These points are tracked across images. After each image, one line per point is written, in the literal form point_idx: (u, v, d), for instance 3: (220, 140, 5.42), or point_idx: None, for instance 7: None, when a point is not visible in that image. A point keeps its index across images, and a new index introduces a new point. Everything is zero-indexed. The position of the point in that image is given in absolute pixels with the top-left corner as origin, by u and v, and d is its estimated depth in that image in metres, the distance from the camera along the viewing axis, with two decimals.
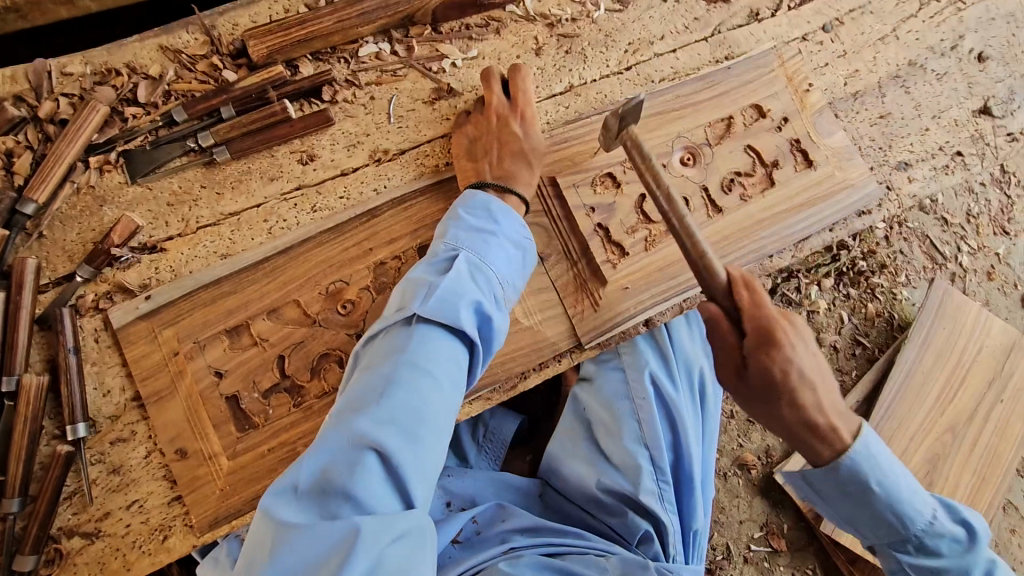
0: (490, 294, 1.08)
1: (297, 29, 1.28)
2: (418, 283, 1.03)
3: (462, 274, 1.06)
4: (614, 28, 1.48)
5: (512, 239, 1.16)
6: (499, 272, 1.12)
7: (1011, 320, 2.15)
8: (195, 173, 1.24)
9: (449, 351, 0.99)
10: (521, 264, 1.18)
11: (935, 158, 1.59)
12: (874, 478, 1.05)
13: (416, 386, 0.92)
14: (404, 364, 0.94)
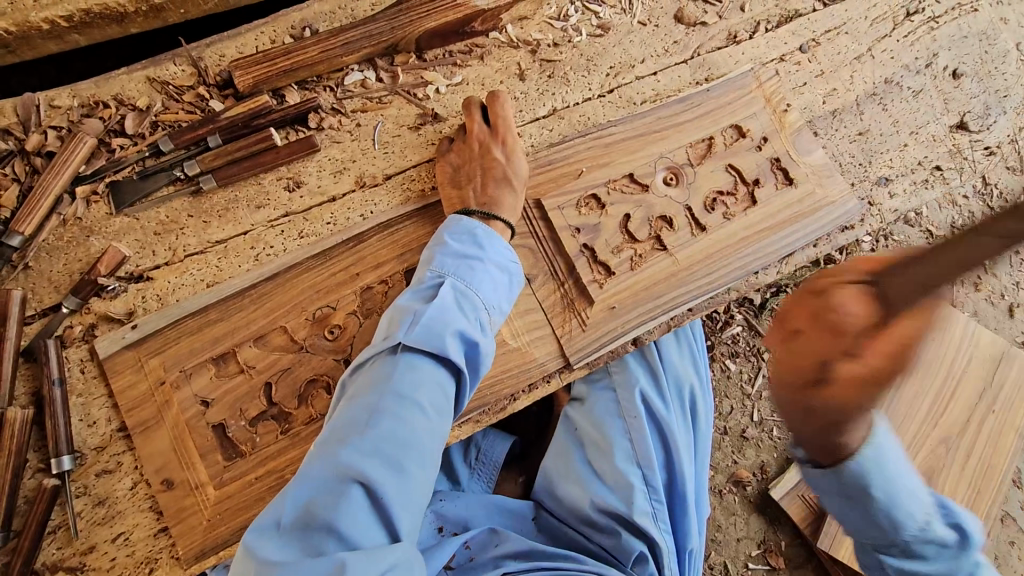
0: (476, 319, 1.09)
1: (282, 60, 1.31)
2: (404, 311, 1.04)
3: (448, 300, 1.06)
4: (595, 52, 1.51)
5: (497, 263, 1.17)
6: (486, 297, 1.12)
7: (999, 331, 2.16)
8: (182, 202, 1.25)
9: (436, 379, 0.99)
10: (507, 288, 1.18)
11: (914, 173, 1.61)
12: (897, 484, 1.08)
13: (401, 417, 0.92)
14: (390, 394, 0.94)
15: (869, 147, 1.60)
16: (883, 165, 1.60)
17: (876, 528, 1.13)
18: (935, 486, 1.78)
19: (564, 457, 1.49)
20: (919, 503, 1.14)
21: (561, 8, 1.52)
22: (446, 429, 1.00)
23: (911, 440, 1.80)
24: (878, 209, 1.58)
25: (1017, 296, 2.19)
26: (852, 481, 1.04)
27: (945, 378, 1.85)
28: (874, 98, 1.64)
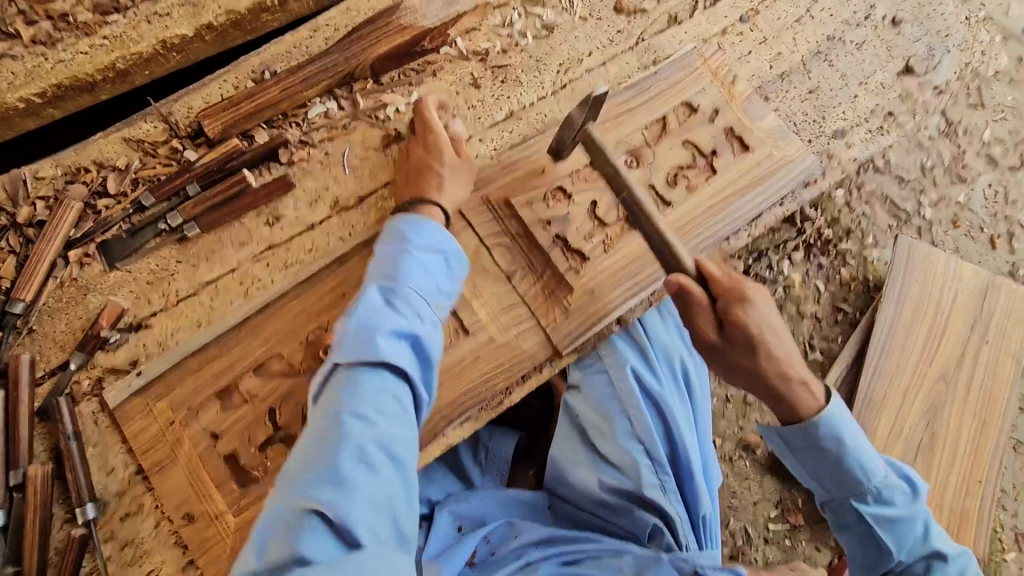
0: (414, 315, 1.10)
1: (246, 104, 1.37)
2: (335, 335, 1.08)
3: (377, 305, 1.09)
4: (543, 53, 1.58)
5: (423, 252, 1.19)
6: (413, 290, 1.13)
7: (984, 264, 2.19)
8: (170, 250, 1.32)
9: (380, 385, 1.01)
10: (441, 274, 1.20)
11: (868, 121, 1.66)
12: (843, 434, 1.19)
13: (344, 429, 0.95)
14: (335, 412, 0.97)
15: (821, 103, 1.65)
16: (837, 118, 1.64)
17: (836, 482, 1.22)
18: (940, 423, 1.81)
19: (568, 444, 1.53)
20: (875, 453, 1.24)
21: (505, 15, 1.58)
22: (404, 430, 1.00)
23: (910, 381, 1.83)
24: (838, 160, 1.61)
25: (996, 227, 2.23)
26: (813, 431, 1.20)
27: (933, 316, 1.89)
28: (820, 56, 1.69)
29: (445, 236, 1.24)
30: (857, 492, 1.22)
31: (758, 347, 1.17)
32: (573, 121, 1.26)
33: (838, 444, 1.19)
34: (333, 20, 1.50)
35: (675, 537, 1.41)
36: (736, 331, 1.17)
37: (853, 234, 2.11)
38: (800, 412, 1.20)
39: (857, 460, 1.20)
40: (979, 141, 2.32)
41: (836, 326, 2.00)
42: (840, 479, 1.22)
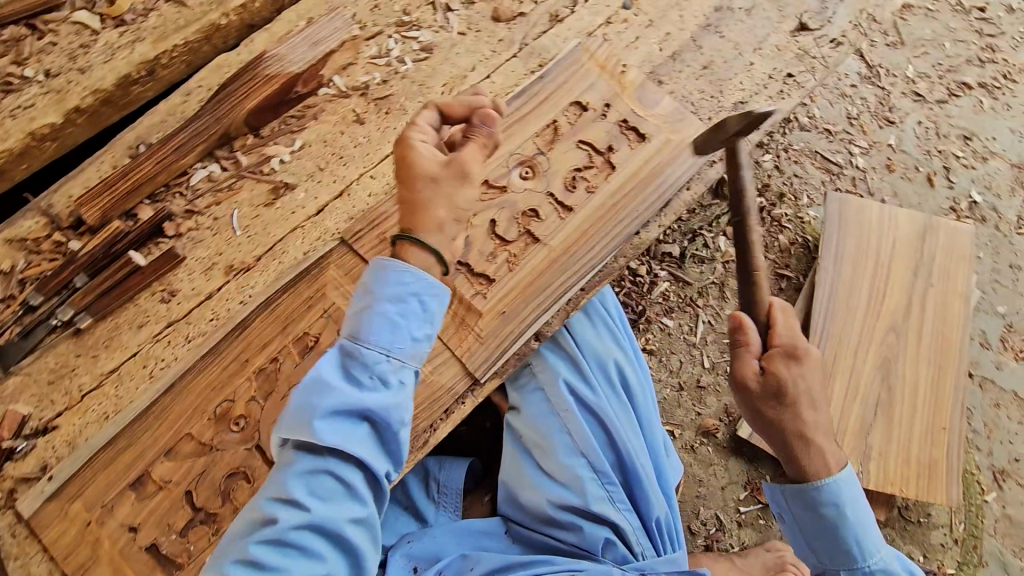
0: (377, 380, 1.08)
1: (121, 183, 1.34)
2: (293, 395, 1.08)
3: (327, 374, 1.06)
4: (425, 76, 1.54)
5: (391, 300, 1.10)
6: (366, 355, 1.08)
7: (926, 204, 2.15)
8: (66, 345, 1.29)
9: (325, 461, 1.03)
10: (420, 321, 1.12)
11: (767, 87, 1.62)
12: (850, 510, 1.11)
13: (284, 507, 1.00)
14: (282, 485, 1.02)
15: (717, 77, 1.62)
16: (735, 90, 1.61)
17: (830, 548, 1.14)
18: (895, 375, 1.78)
19: (513, 465, 1.51)
20: (889, 555, 1.13)
21: (381, 44, 1.55)
22: (349, 506, 1.04)
23: (859, 338, 1.80)
24: None
25: (932, 164, 2.19)
26: (812, 497, 1.12)
27: (875, 268, 1.85)
28: (710, 29, 1.65)
29: (423, 278, 1.13)
30: (849, 567, 1.13)
31: (791, 402, 1.11)
32: (726, 128, 1.25)
33: (837, 516, 1.10)
34: (205, 79, 1.46)
35: (626, 544, 1.43)
36: (771, 380, 1.11)
37: (787, 196, 2.08)
38: (810, 475, 1.12)
39: (856, 538, 1.11)
40: (902, 80, 2.28)
41: (782, 293, 1.97)
42: (834, 551, 1.14)
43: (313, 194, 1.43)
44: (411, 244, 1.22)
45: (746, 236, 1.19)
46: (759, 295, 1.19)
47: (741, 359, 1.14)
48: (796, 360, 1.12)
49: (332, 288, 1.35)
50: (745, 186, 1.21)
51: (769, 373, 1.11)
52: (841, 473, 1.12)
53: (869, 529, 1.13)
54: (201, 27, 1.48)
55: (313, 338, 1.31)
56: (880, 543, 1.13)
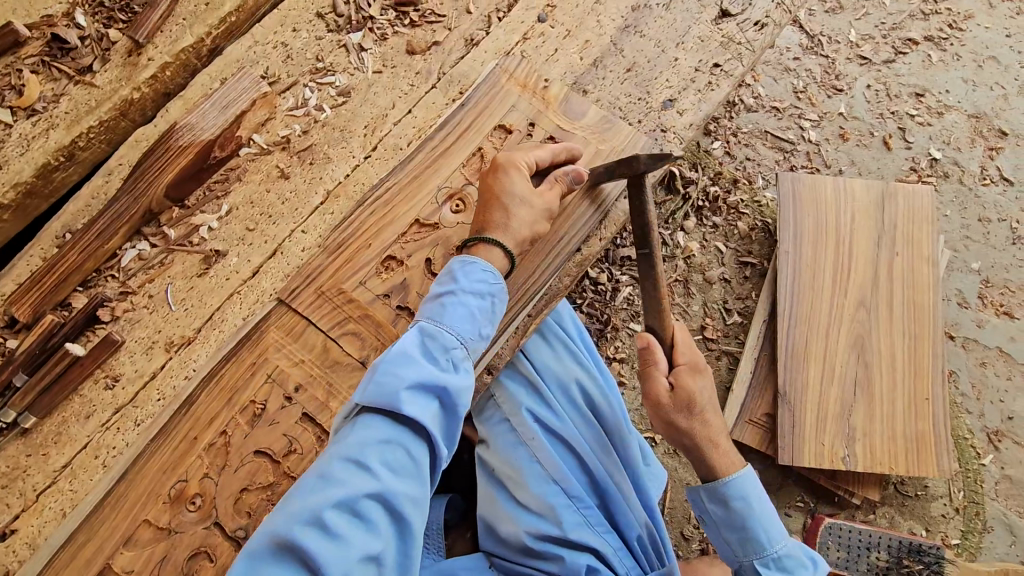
0: (448, 360, 1.10)
1: (48, 277, 1.34)
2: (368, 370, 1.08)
3: (413, 349, 1.08)
4: (346, 120, 1.53)
5: (474, 294, 1.17)
6: (457, 332, 1.13)
7: (885, 168, 2.11)
8: (16, 446, 1.29)
9: (388, 437, 1.01)
10: (486, 316, 1.18)
11: (695, 81, 1.59)
12: (754, 501, 1.16)
13: (345, 479, 0.95)
14: (342, 458, 0.97)
15: (642, 78, 1.59)
16: (662, 89, 1.58)
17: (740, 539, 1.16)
18: (871, 351, 1.74)
19: (486, 500, 1.43)
20: (793, 542, 1.17)
21: (297, 95, 1.53)
22: (414, 487, 1.00)
23: (829, 318, 1.76)
24: (674, 132, 1.55)
25: (886, 127, 2.15)
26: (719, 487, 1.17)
27: (836, 244, 1.81)
28: (629, 30, 1.62)
29: (496, 277, 1.21)
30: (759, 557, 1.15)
31: (696, 411, 1.17)
32: (633, 166, 1.23)
33: (741, 505, 1.15)
34: (124, 157, 1.45)
35: (609, 568, 1.37)
36: (681, 393, 1.17)
37: (741, 181, 2.04)
38: (716, 471, 1.18)
39: (763, 529, 1.15)
40: (845, 44, 2.23)
41: (747, 281, 1.93)
42: (743, 543, 1.16)
43: (246, 257, 1.42)
44: (485, 245, 1.24)
45: (652, 268, 1.19)
46: (666, 319, 1.21)
47: (651, 377, 1.18)
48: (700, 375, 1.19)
49: (274, 350, 1.33)
50: (650, 221, 1.21)
51: (677, 388, 1.17)
52: (742, 470, 1.18)
53: (773, 520, 1.17)
54: (114, 105, 1.48)
55: (260, 405, 1.29)
56: (783, 534, 1.17)
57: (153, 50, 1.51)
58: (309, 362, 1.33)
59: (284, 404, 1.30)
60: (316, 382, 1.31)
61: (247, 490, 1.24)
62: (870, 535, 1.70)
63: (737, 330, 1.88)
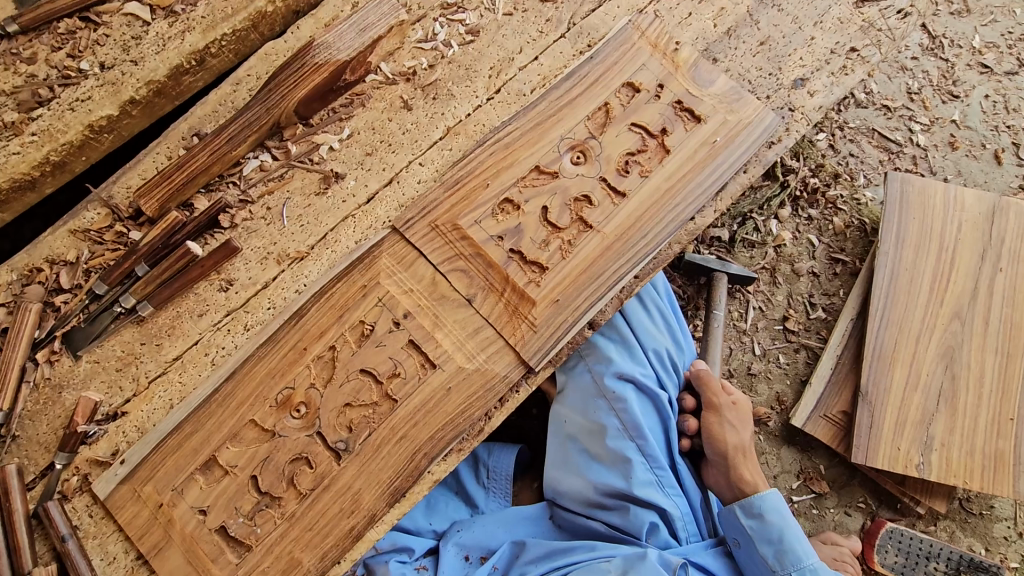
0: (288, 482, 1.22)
1: (178, 173, 1.35)
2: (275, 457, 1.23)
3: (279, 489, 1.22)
4: (471, 60, 1.51)
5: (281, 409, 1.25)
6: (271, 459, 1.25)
7: (991, 184, 2.03)
8: (131, 333, 1.33)
9: None
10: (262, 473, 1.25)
11: (830, 63, 1.54)
12: (764, 545, 1.36)
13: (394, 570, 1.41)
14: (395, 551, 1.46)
15: (774, 54, 1.54)
16: (795, 66, 1.54)
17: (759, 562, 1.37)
18: (960, 364, 1.70)
19: (559, 447, 1.48)
20: (792, 546, 1.35)
21: (426, 28, 1.53)
22: None
23: (921, 326, 1.71)
24: (802, 112, 1.51)
25: (999, 141, 2.07)
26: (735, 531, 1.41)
27: (939, 251, 1.76)
28: (767, 2, 1.58)
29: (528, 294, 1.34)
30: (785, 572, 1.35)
31: (740, 434, 1.48)
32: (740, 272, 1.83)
33: (773, 551, 1.35)
34: (254, 68, 1.46)
35: (670, 530, 1.41)
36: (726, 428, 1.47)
37: (842, 177, 1.99)
38: (745, 492, 1.42)
39: (793, 541, 1.36)
40: (968, 51, 2.14)
41: (836, 279, 1.91)
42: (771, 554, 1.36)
43: (363, 182, 1.43)
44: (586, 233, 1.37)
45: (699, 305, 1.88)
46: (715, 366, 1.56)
47: (709, 383, 1.52)
48: (738, 424, 1.49)
49: (386, 276, 1.34)
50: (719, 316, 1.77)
51: (731, 407, 1.50)
52: (769, 516, 1.37)
53: (790, 524, 1.38)
54: (248, 16, 1.49)
55: (369, 327, 1.31)
56: (799, 547, 1.35)
57: None
58: (418, 293, 1.34)
59: (392, 329, 1.32)
60: (424, 312, 1.33)
61: (350, 406, 1.27)
62: (930, 545, 1.68)
63: (819, 326, 1.86)
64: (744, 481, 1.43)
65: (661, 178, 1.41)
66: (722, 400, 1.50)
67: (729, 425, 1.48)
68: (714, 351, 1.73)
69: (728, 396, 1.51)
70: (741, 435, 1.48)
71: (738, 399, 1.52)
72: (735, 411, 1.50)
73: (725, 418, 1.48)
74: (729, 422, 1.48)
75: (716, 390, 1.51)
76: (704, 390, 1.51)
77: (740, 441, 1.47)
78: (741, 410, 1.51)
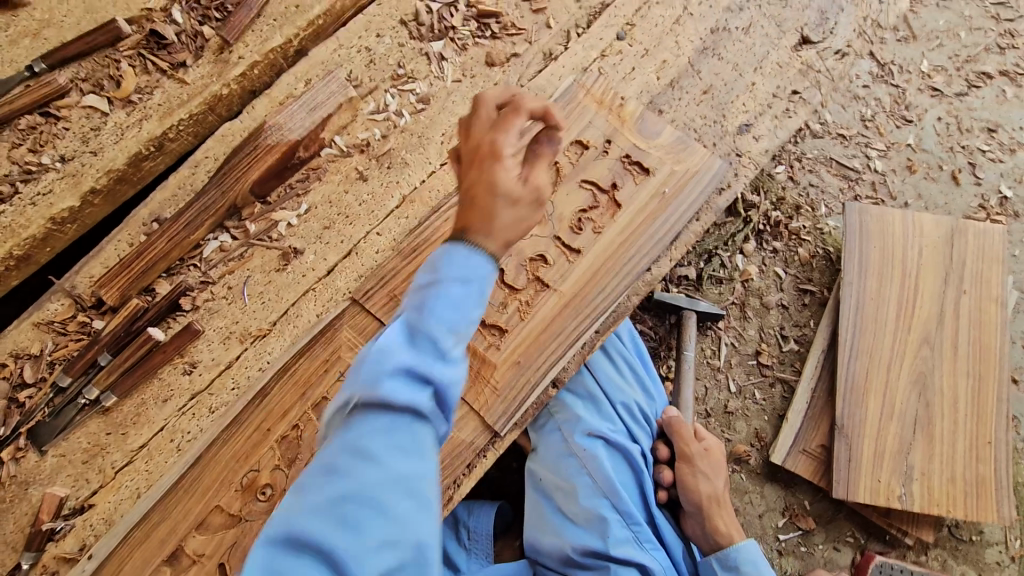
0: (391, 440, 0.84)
1: (137, 262, 1.38)
2: (361, 368, 0.87)
3: (371, 440, 0.83)
4: (423, 128, 1.55)
5: (455, 282, 0.89)
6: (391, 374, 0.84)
7: (951, 205, 2.06)
8: (96, 424, 1.33)
9: None
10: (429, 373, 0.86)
11: (773, 107, 1.59)
12: None
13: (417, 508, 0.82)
14: None
15: (719, 101, 1.58)
16: (739, 112, 1.58)
17: None
18: (933, 390, 1.70)
19: (534, 507, 1.46)
20: None
21: (378, 100, 1.57)
22: None
23: (890, 354, 1.72)
24: (749, 156, 1.55)
25: (955, 161, 2.11)
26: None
27: (902, 278, 1.78)
28: (708, 52, 1.62)
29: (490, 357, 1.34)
30: None
31: (714, 482, 1.48)
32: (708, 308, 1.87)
33: None
34: (210, 150, 1.48)
35: None
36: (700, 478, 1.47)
37: (804, 208, 2.02)
38: (721, 543, 1.43)
39: None
40: (917, 75, 2.19)
41: (805, 309, 1.92)
42: None
43: (322, 255, 1.45)
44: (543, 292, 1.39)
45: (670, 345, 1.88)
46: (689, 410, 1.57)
47: (681, 430, 1.52)
48: (712, 472, 1.49)
49: (347, 349, 1.36)
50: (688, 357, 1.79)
51: (704, 454, 1.50)
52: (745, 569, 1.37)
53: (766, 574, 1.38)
54: (204, 100, 1.54)
55: (332, 402, 1.32)
56: None
57: (243, 49, 1.58)
58: None
59: None
60: None
61: None
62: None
63: (792, 358, 1.87)
64: (720, 530, 1.43)
65: (614, 232, 1.43)
66: (695, 447, 1.51)
67: (704, 474, 1.48)
68: (686, 397, 1.74)
69: (701, 444, 1.51)
70: (714, 482, 1.48)
71: (710, 445, 1.52)
72: (708, 459, 1.50)
73: (699, 467, 1.48)
74: (704, 471, 1.48)
75: (688, 437, 1.51)
76: (677, 439, 1.52)
77: (715, 489, 1.47)
78: (713, 456, 1.51)
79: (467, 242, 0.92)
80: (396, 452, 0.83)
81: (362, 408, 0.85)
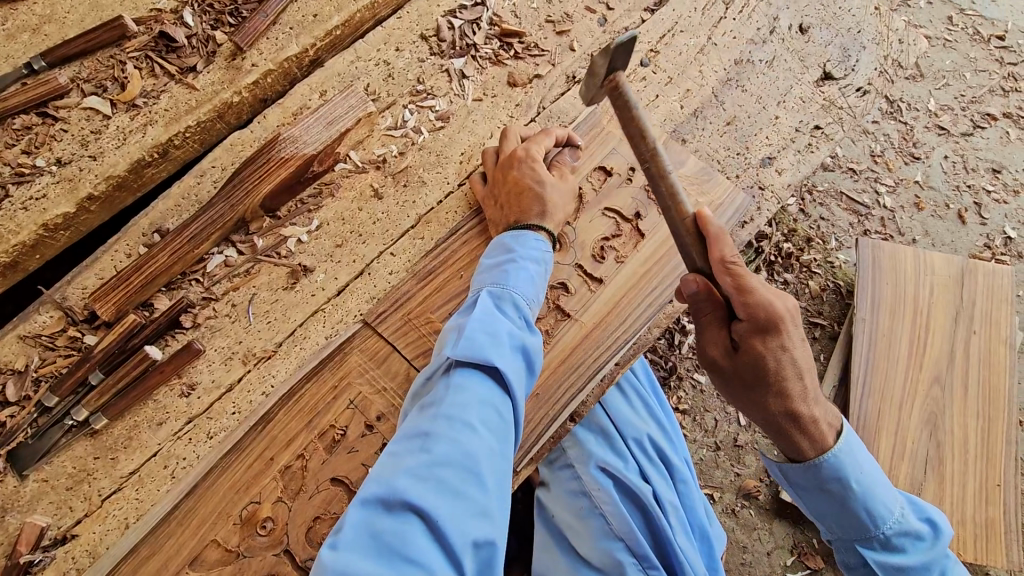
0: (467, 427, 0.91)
1: (135, 276, 1.30)
2: (451, 333, 1.06)
3: (461, 414, 0.92)
4: (442, 146, 1.51)
5: (531, 260, 1.20)
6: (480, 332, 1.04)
7: (957, 244, 2.08)
8: (84, 447, 1.24)
9: None
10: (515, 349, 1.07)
11: (795, 142, 1.59)
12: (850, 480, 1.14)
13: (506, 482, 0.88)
14: None
15: (741, 134, 1.57)
16: (761, 145, 1.57)
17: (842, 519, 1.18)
18: (944, 429, 1.69)
19: (546, 549, 1.39)
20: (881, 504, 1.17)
21: (396, 115, 1.52)
22: None
23: (902, 392, 1.71)
24: (771, 190, 1.54)
25: (962, 201, 2.13)
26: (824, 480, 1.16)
27: (913, 316, 1.78)
28: (731, 83, 1.62)
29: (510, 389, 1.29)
30: (864, 536, 1.18)
31: (769, 376, 1.09)
32: None
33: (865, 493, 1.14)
34: (218, 159, 1.43)
35: None
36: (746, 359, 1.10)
37: (815, 240, 2.02)
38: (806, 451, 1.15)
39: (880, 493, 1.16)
40: (924, 113, 2.22)
41: (816, 343, 1.90)
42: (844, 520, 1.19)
43: (333, 275, 1.39)
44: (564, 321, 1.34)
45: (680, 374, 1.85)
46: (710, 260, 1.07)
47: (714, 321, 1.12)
48: (755, 353, 1.08)
49: (357, 375, 1.29)
50: None
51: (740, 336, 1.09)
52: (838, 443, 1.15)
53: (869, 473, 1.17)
54: (213, 107, 1.47)
55: (340, 431, 1.25)
56: (889, 505, 1.16)
57: (256, 56, 1.52)
58: (392, 392, 1.29)
59: (364, 433, 1.26)
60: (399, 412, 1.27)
61: (320, 519, 1.20)
62: None
63: None
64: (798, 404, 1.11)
65: (637, 262, 1.40)
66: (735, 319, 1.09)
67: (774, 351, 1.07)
68: None
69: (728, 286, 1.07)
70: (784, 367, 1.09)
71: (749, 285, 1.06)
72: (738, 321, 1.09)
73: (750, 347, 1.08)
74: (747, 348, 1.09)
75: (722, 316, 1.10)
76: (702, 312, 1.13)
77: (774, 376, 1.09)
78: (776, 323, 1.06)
79: (534, 231, 1.26)
80: (473, 433, 0.91)
81: (455, 371, 0.99)
